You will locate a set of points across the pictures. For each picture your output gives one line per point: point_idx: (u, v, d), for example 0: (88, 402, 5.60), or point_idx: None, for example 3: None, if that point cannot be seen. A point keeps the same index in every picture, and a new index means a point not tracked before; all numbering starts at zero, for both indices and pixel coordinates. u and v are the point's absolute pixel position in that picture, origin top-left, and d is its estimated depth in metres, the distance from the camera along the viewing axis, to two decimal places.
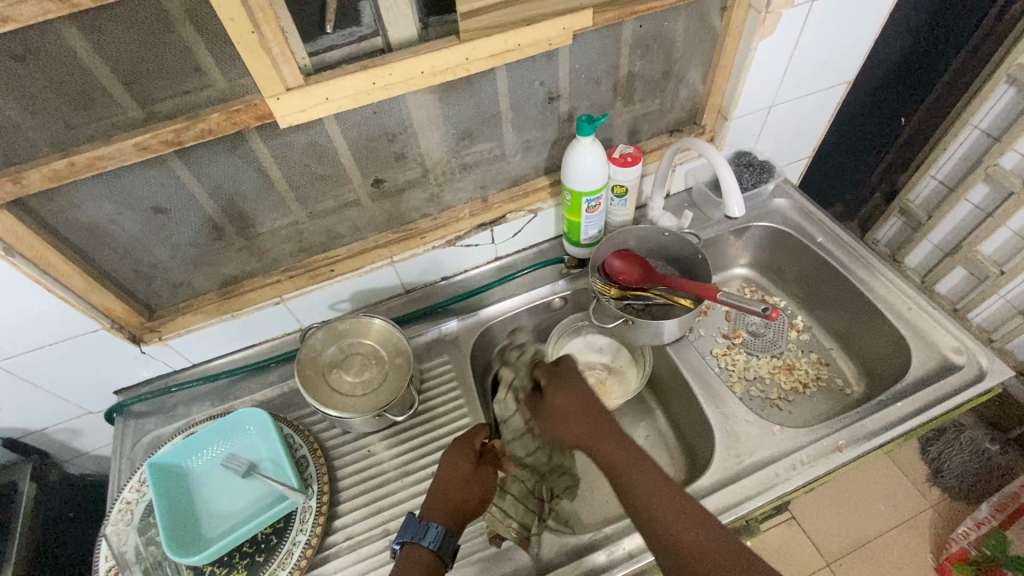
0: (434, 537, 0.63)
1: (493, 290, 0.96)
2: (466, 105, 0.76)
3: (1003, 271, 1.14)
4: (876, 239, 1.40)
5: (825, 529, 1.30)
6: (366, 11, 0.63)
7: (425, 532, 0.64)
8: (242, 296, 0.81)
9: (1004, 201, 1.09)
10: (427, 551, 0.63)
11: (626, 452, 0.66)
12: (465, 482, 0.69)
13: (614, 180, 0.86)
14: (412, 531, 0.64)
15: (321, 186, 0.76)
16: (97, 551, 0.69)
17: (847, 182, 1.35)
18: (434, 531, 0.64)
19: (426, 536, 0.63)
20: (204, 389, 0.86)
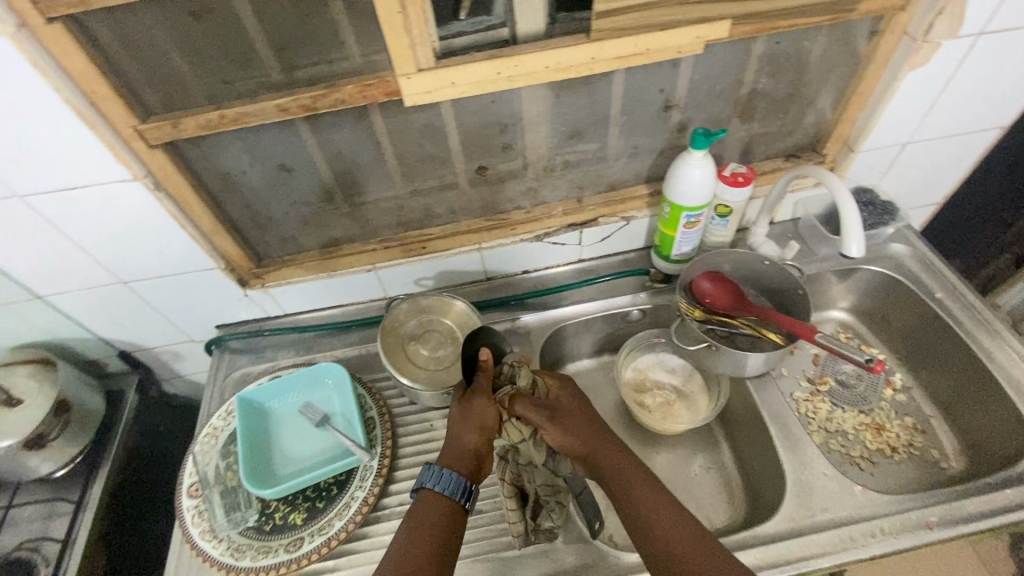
0: (448, 484, 0.64)
1: (573, 291, 0.95)
2: (580, 103, 0.76)
3: None
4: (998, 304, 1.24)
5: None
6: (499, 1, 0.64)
7: (439, 480, 0.64)
8: (340, 259, 0.86)
9: None
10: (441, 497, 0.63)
11: (637, 476, 0.65)
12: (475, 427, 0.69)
13: (719, 199, 0.83)
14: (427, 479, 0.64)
15: (428, 165, 0.78)
16: (184, 465, 0.77)
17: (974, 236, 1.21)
18: (448, 478, 0.64)
19: (439, 483, 0.64)
20: (291, 338, 0.93)
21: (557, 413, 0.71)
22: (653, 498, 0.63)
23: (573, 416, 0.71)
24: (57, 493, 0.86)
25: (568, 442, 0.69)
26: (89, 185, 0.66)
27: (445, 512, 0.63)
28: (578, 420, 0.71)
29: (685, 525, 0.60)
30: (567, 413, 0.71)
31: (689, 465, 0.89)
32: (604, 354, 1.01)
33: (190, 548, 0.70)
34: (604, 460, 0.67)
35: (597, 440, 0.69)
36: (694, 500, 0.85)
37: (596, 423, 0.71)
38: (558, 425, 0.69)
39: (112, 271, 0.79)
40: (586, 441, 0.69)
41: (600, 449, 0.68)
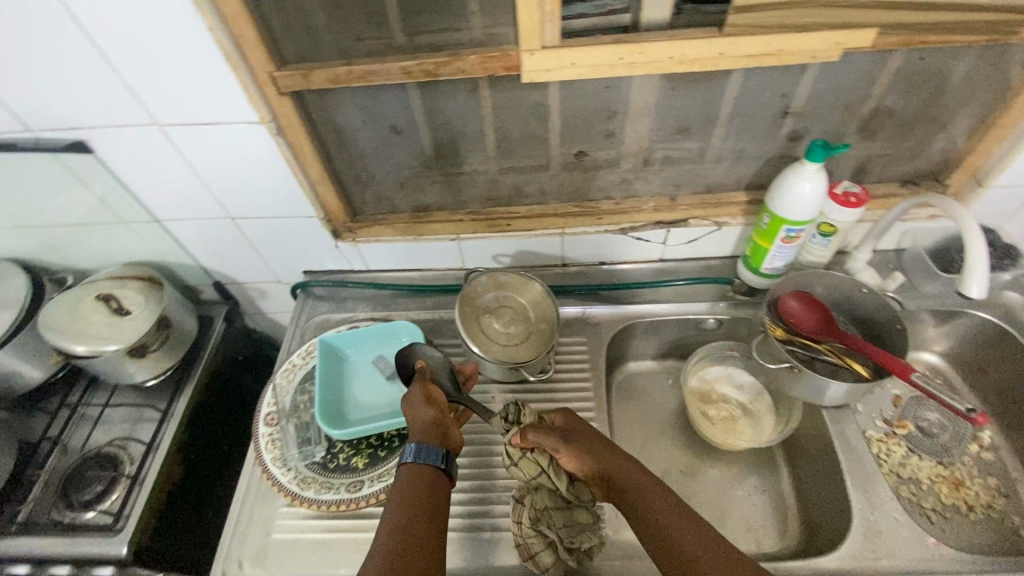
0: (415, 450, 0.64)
1: (649, 290, 0.94)
2: (693, 99, 0.74)
3: None
4: None
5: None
6: None
7: (422, 454, 0.63)
8: (428, 224, 0.88)
9: None
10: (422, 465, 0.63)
11: (653, 490, 0.63)
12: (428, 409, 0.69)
13: (824, 217, 0.79)
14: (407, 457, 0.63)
15: (530, 144, 0.79)
16: (264, 394, 0.82)
17: None
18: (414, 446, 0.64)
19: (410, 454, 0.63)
20: (370, 293, 0.97)
21: (567, 435, 0.69)
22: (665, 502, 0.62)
23: (580, 436, 0.70)
24: (148, 400, 0.94)
25: (581, 461, 0.68)
26: (220, 123, 0.70)
27: (427, 484, 0.61)
28: (589, 439, 0.70)
29: (701, 528, 0.59)
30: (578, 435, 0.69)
31: (742, 484, 0.87)
32: (669, 358, 1.00)
33: (262, 472, 0.76)
34: (617, 474, 0.66)
35: (608, 456, 0.68)
36: (743, 520, 0.83)
37: (604, 441, 0.70)
38: (571, 445, 0.68)
39: (223, 206, 0.84)
40: (596, 459, 0.67)
41: (609, 466, 0.67)
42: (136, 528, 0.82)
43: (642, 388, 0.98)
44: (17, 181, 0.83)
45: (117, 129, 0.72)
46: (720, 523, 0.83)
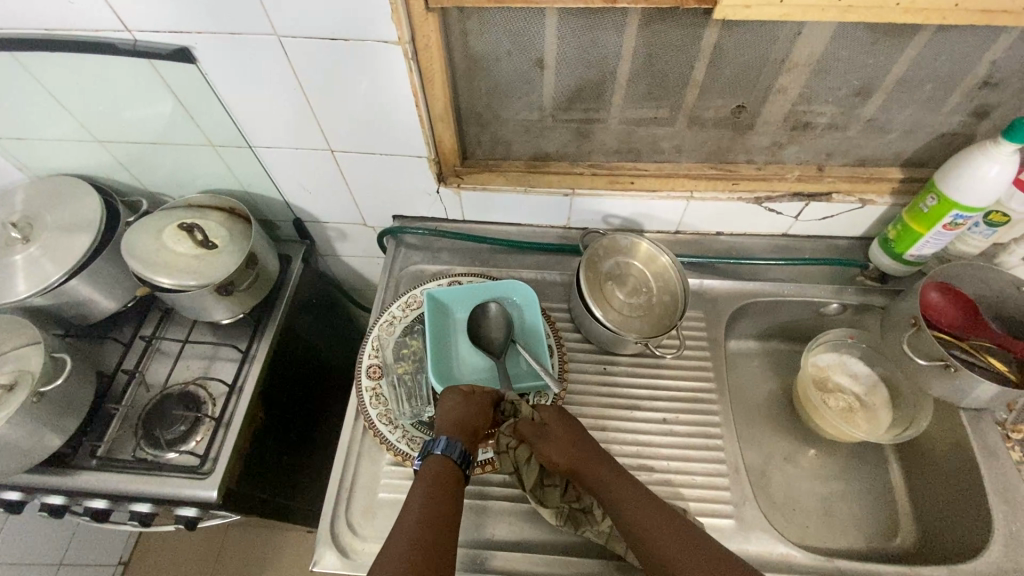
0: (445, 447, 0.60)
1: (769, 266, 0.88)
2: (888, 57, 0.65)
3: None
4: None
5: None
6: None
7: (449, 447, 0.60)
8: (545, 175, 0.80)
9: None
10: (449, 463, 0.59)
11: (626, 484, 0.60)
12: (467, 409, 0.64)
13: (999, 205, 0.71)
14: (431, 447, 0.60)
15: (684, 93, 0.70)
16: (363, 346, 0.77)
17: None
18: (446, 443, 0.60)
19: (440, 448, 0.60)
20: (466, 246, 0.90)
21: (540, 429, 0.65)
22: (639, 499, 0.59)
23: (552, 431, 0.64)
24: (226, 339, 0.89)
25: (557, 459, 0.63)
26: (351, 41, 0.61)
27: (449, 481, 0.58)
28: (567, 436, 0.64)
29: (673, 525, 0.56)
30: (553, 432, 0.64)
31: (847, 475, 0.84)
32: (772, 338, 0.95)
33: (369, 429, 0.71)
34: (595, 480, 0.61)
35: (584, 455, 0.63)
36: (850, 513, 0.81)
37: (581, 436, 0.64)
38: (548, 442, 0.64)
39: (326, 137, 0.76)
40: (571, 457, 0.63)
41: (584, 465, 0.62)
42: (225, 472, 0.78)
43: (743, 366, 0.93)
44: (101, 89, 0.74)
45: (229, 37, 0.62)
46: (825, 514, 0.80)
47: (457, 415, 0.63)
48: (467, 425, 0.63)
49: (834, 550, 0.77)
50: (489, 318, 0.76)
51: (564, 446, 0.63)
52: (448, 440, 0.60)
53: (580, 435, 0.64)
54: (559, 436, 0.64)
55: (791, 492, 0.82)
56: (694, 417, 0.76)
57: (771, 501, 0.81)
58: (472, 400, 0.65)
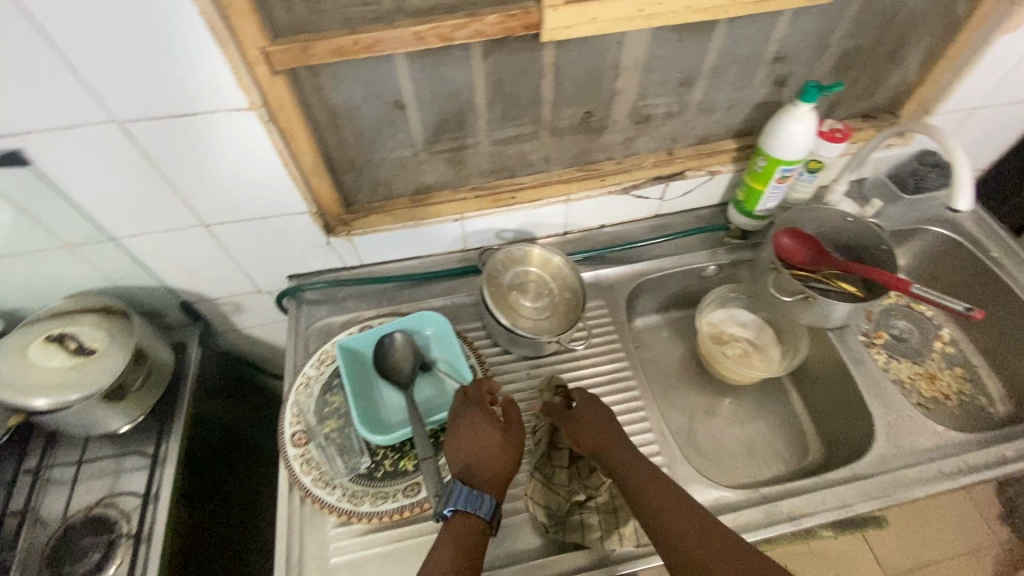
0: (487, 509, 0.61)
1: (651, 246, 0.96)
2: (697, 49, 0.75)
3: None
4: None
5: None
6: None
7: (482, 502, 0.61)
8: (430, 206, 0.83)
9: None
10: (481, 521, 0.60)
11: (652, 473, 0.64)
12: (497, 445, 0.67)
13: (813, 155, 0.84)
14: (465, 500, 0.60)
15: (538, 108, 0.76)
16: (282, 415, 0.74)
17: None
18: (489, 503, 0.61)
19: (481, 507, 0.60)
20: (370, 289, 0.90)
21: (573, 413, 0.72)
22: (659, 490, 0.63)
23: (588, 416, 0.71)
24: (127, 448, 0.82)
25: (585, 440, 0.70)
26: (200, 114, 0.61)
27: (483, 537, 0.60)
28: (595, 422, 0.70)
29: (699, 523, 0.59)
30: (583, 416, 0.71)
31: (758, 413, 0.93)
32: (673, 308, 1.03)
33: (307, 498, 0.69)
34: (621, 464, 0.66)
35: (611, 439, 0.68)
36: (768, 445, 0.90)
37: (613, 425, 0.70)
38: (576, 425, 0.71)
39: (196, 213, 0.73)
40: (597, 438, 0.69)
41: (610, 447, 0.68)
42: None
43: (652, 341, 1.01)
44: None
45: (62, 132, 0.59)
46: (749, 451, 0.89)
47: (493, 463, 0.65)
48: (497, 473, 0.65)
49: (763, 481, 0.86)
50: (390, 351, 0.76)
51: (594, 431, 0.69)
52: (487, 499, 0.61)
53: (609, 422, 0.70)
54: (592, 418, 0.71)
55: (718, 440, 0.90)
56: (616, 396, 0.81)
57: (704, 452, 0.88)
58: (506, 444, 0.67)
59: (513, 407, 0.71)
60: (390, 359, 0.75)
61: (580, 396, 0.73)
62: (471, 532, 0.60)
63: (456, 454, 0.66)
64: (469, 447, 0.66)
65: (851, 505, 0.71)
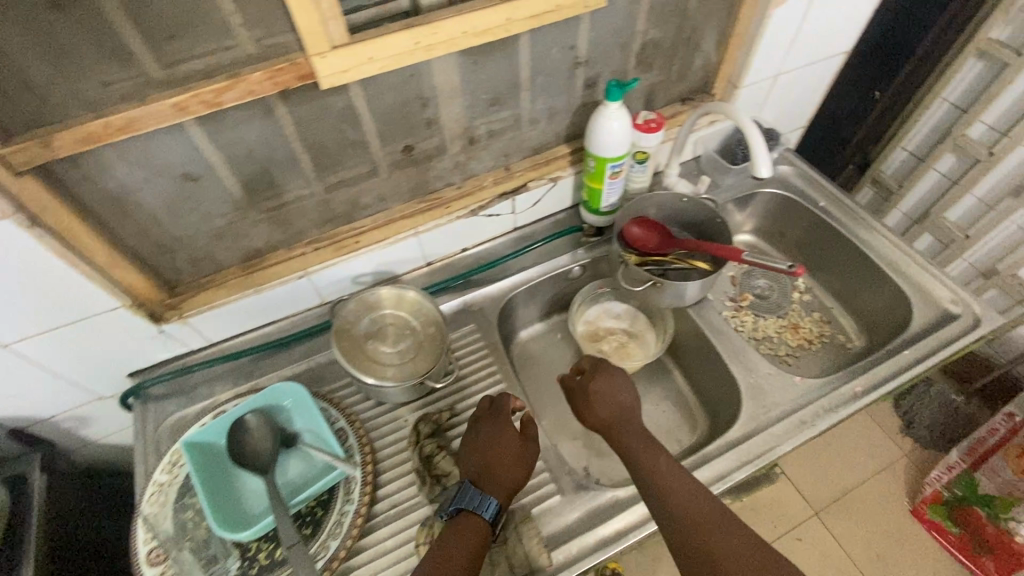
0: (492, 510, 0.64)
1: (514, 260, 0.97)
2: (497, 67, 0.75)
3: None
4: (883, 171, 1.77)
5: (816, 483, 1.56)
6: None
7: (487, 505, 0.64)
8: (266, 269, 0.79)
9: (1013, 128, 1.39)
10: (484, 524, 0.63)
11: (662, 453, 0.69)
12: (515, 453, 0.70)
13: (637, 147, 0.88)
14: (473, 500, 0.64)
15: (351, 152, 0.74)
16: (133, 534, 0.67)
17: (841, 123, 1.74)
18: (492, 504, 0.64)
19: (485, 509, 0.63)
20: (227, 368, 0.85)
21: (592, 391, 0.77)
22: (673, 474, 0.67)
23: (622, 398, 0.75)
24: None
25: (597, 411, 0.75)
26: None
27: (482, 541, 0.62)
28: (607, 401, 0.76)
29: (720, 516, 0.63)
30: (603, 393, 0.76)
31: (647, 398, 0.96)
32: (553, 314, 1.04)
33: None
34: (636, 444, 0.71)
35: (622, 416, 0.74)
36: (661, 428, 0.92)
37: (627, 403, 0.76)
38: (593, 396, 0.76)
39: None
40: (612, 413, 0.75)
41: (624, 427, 0.73)
42: None
43: (538, 351, 1.01)
44: None
45: None
46: None
47: (507, 469, 0.68)
48: (510, 480, 0.68)
49: None
50: (246, 434, 0.71)
51: (609, 406, 0.76)
52: (493, 503, 0.64)
53: (626, 401, 0.76)
54: (610, 392, 0.76)
55: None
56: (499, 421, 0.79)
57: (602, 451, 0.89)
58: (524, 452, 0.70)
59: (531, 425, 0.74)
60: (247, 443, 0.70)
61: (601, 372, 0.78)
62: (474, 533, 0.62)
63: (469, 459, 0.70)
64: (488, 450, 0.70)
65: (729, 474, 0.73)
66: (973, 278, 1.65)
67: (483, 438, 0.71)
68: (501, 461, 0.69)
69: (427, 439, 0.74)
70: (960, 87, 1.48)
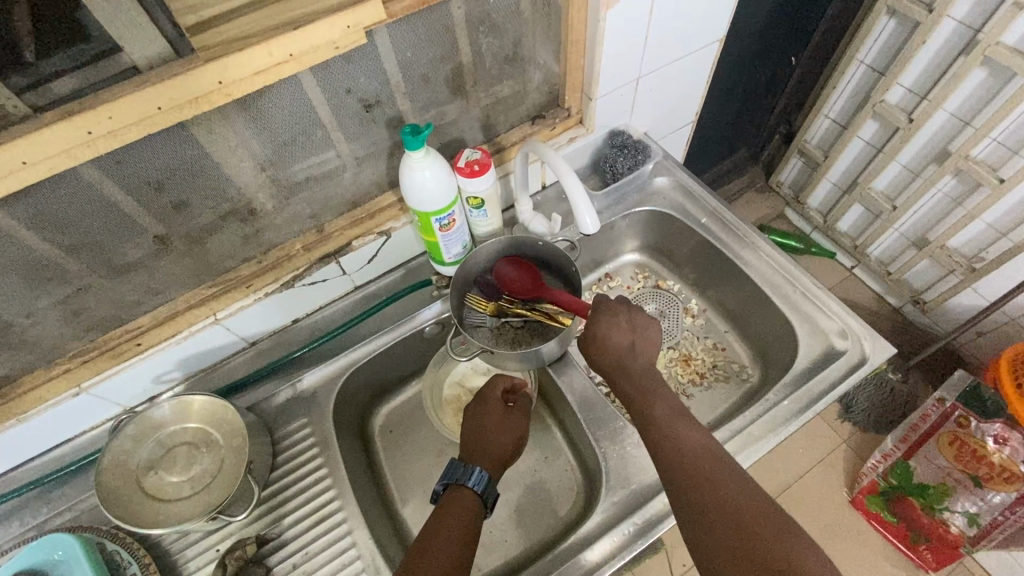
0: (479, 480, 0.66)
1: (356, 328, 0.84)
2: (255, 127, 0.61)
3: (1002, 181, 1.21)
4: (807, 140, 1.65)
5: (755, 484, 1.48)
6: (87, 19, 0.46)
7: (472, 474, 0.66)
8: (21, 398, 0.65)
9: (933, 87, 1.25)
10: (472, 492, 0.65)
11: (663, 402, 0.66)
12: (499, 425, 0.74)
13: (466, 193, 0.75)
14: (456, 473, 0.66)
15: (84, 253, 0.60)
16: None
17: (762, 101, 1.59)
18: (479, 475, 0.66)
19: (471, 479, 0.66)
20: (12, 505, 0.72)
21: (593, 335, 0.70)
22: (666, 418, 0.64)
23: (617, 344, 0.69)
24: None
25: (602, 349, 0.70)
26: None
27: (471, 509, 0.64)
28: (618, 341, 0.70)
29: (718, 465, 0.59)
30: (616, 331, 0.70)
31: (525, 466, 0.86)
32: (419, 374, 0.92)
33: None
34: (632, 388, 0.68)
35: (628, 355, 0.69)
36: (537, 498, 0.84)
37: (650, 342, 0.71)
38: (593, 339, 0.70)
39: None
40: (614, 356, 0.69)
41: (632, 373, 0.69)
42: None
43: (405, 421, 0.89)
44: None
45: None
46: (517, 514, 0.82)
47: (493, 440, 0.72)
48: (497, 451, 0.71)
49: (533, 546, 0.80)
50: None
51: (621, 342, 0.70)
52: (480, 473, 0.66)
53: (645, 344, 0.71)
54: (618, 334, 0.70)
55: None
56: (326, 540, 0.68)
57: None
58: (510, 421, 0.75)
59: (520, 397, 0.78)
60: None
61: (608, 312, 0.70)
62: (465, 503, 0.64)
63: (466, 433, 0.74)
64: (472, 427, 0.74)
65: None
66: (904, 247, 1.55)
67: (469, 419, 0.75)
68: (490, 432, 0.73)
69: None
70: (875, 47, 1.35)
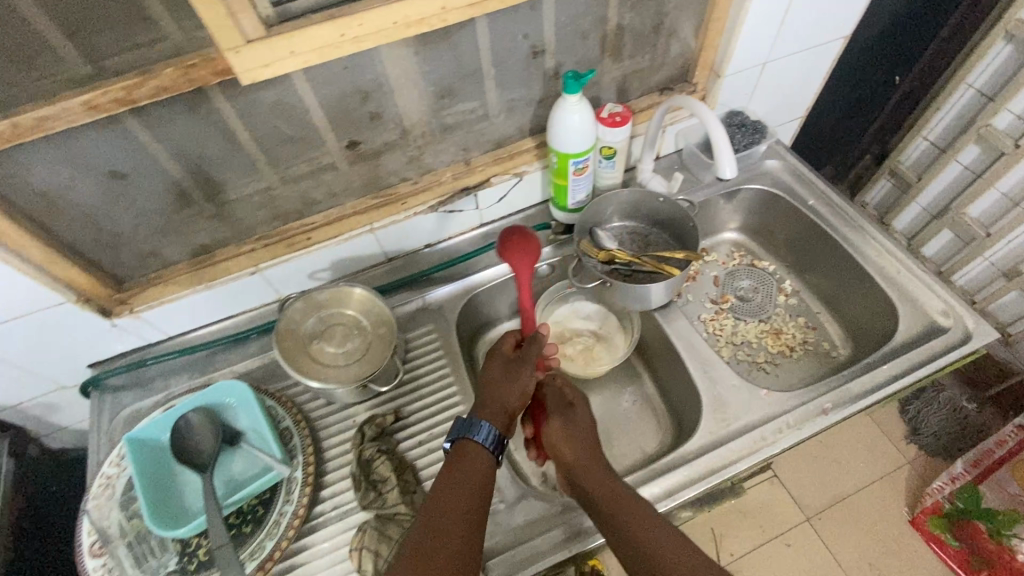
0: (487, 434, 0.64)
1: (480, 258, 0.93)
2: (445, 57, 0.72)
3: None
4: (901, 162, 1.65)
5: (811, 489, 1.48)
6: None
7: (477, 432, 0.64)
8: (215, 266, 0.78)
9: None
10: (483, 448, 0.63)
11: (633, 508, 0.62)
12: (506, 383, 0.71)
13: (602, 142, 0.84)
14: (464, 429, 0.65)
15: (292, 146, 0.72)
16: (79, 526, 0.70)
17: (859, 117, 1.61)
18: (489, 431, 0.64)
19: (480, 435, 0.64)
20: (183, 362, 0.85)
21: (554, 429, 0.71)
22: (643, 521, 0.60)
23: (581, 434, 0.70)
24: None
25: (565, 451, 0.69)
26: None
27: (481, 465, 0.62)
28: (588, 432, 0.70)
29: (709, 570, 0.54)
30: (582, 425, 0.71)
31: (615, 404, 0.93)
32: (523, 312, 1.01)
33: None
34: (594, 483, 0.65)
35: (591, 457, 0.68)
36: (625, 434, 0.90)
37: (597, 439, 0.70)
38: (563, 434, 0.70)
39: None
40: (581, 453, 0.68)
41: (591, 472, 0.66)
42: None
43: None
44: None
45: None
46: (606, 445, 0.89)
47: (497, 396, 0.70)
48: (505, 409, 0.69)
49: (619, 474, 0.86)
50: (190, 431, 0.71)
51: (584, 434, 0.70)
52: (486, 429, 0.64)
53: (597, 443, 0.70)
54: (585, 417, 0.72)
55: None
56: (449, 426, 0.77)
57: None
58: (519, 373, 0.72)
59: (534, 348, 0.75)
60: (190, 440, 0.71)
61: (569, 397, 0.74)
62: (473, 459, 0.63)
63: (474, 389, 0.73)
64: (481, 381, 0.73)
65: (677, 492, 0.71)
66: (992, 277, 1.53)
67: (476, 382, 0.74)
68: (494, 394, 0.70)
69: (370, 441, 0.74)
70: (987, 72, 1.36)
